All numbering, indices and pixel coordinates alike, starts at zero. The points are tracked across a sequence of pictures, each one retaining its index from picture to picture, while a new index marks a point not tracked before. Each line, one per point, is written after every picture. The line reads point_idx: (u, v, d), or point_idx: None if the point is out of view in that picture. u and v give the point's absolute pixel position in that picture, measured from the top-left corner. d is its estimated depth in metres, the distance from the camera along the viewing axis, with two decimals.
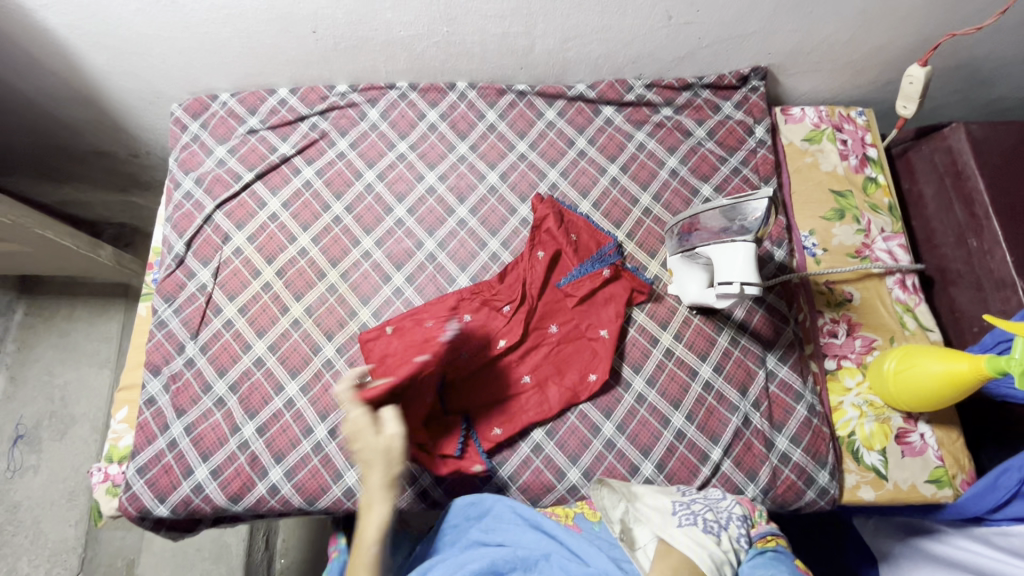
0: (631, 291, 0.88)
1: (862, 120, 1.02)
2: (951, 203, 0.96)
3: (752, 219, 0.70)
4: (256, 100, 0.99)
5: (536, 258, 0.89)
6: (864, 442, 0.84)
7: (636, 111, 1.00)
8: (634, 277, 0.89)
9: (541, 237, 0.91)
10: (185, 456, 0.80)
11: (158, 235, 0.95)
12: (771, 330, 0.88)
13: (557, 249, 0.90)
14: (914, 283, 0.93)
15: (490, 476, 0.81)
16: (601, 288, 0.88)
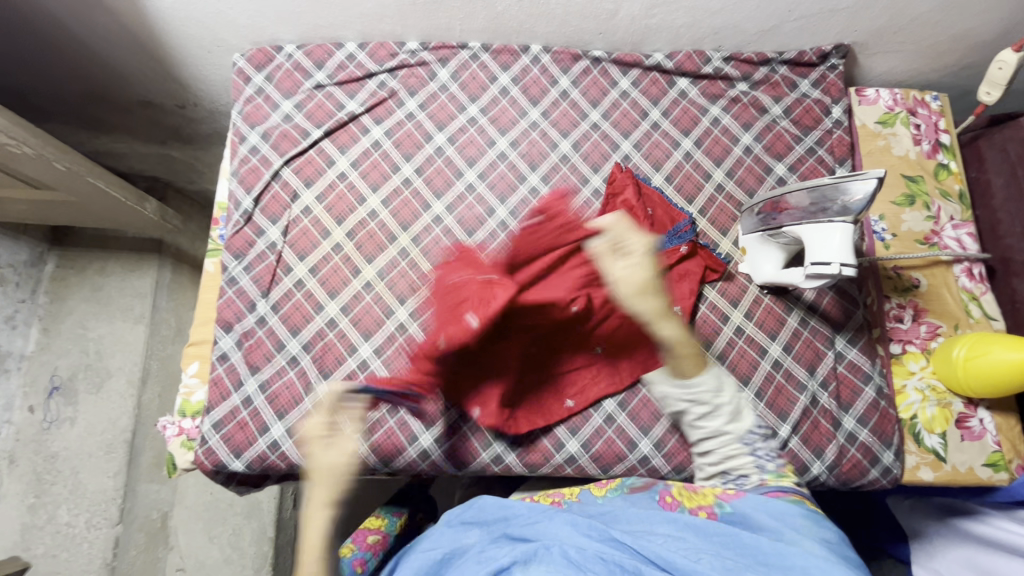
0: (705, 269, 0.89)
1: (937, 104, 1.01)
2: (1021, 193, 0.96)
3: (854, 200, 0.70)
4: (323, 54, 0.95)
5: None
6: (925, 425, 0.86)
7: (712, 84, 0.98)
8: (709, 255, 0.89)
9: (616, 210, 0.90)
10: (260, 415, 0.80)
11: (223, 190, 0.94)
12: (840, 312, 0.88)
13: (632, 223, 0.89)
14: (980, 272, 0.93)
15: (564, 444, 0.82)
16: (676, 265, 0.88)
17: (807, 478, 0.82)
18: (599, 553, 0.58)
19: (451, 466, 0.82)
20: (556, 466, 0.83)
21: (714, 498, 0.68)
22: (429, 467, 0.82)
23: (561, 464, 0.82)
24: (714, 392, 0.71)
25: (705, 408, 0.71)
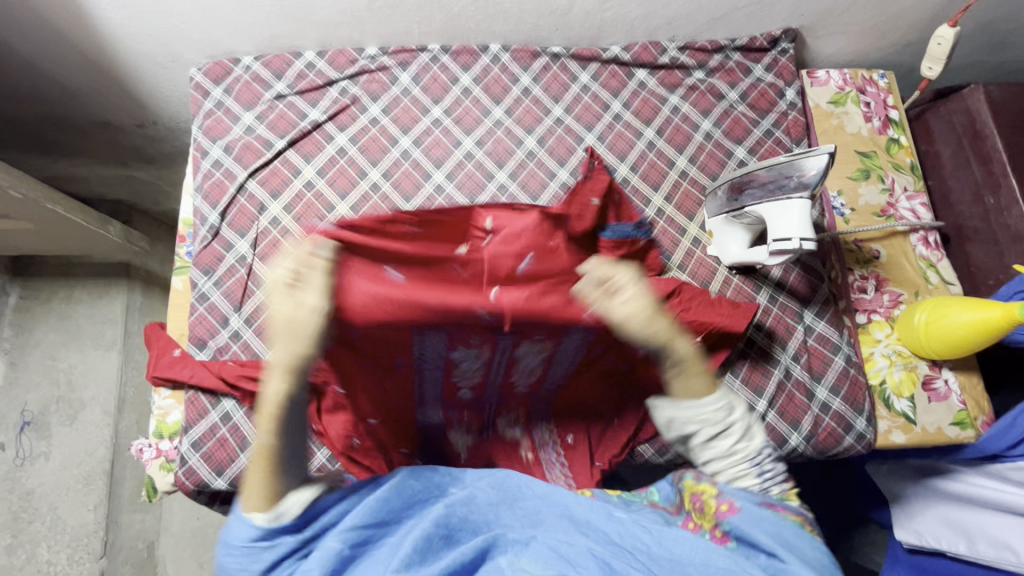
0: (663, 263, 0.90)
1: (884, 82, 1.05)
2: (968, 162, 1.00)
3: (809, 175, 0.72)
4: (282, 63, 0.95)
5: (590, 204, 0.86)
6: (894, 389, 0.89)
7: (670, 73, 1.00)
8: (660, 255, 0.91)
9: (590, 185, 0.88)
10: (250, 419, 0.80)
11: (188, 207, 0.92)
12: (807, 287, 0.91)
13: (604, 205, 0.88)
14: (936, 240, 0.97)
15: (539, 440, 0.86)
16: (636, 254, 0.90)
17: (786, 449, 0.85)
18: (545, 540, 0.58)
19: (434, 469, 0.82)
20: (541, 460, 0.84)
21: (710, 525, 0.61)
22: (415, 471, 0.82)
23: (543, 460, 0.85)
24: (725, 410, 0.63)
25: (716, 428, 0.63)
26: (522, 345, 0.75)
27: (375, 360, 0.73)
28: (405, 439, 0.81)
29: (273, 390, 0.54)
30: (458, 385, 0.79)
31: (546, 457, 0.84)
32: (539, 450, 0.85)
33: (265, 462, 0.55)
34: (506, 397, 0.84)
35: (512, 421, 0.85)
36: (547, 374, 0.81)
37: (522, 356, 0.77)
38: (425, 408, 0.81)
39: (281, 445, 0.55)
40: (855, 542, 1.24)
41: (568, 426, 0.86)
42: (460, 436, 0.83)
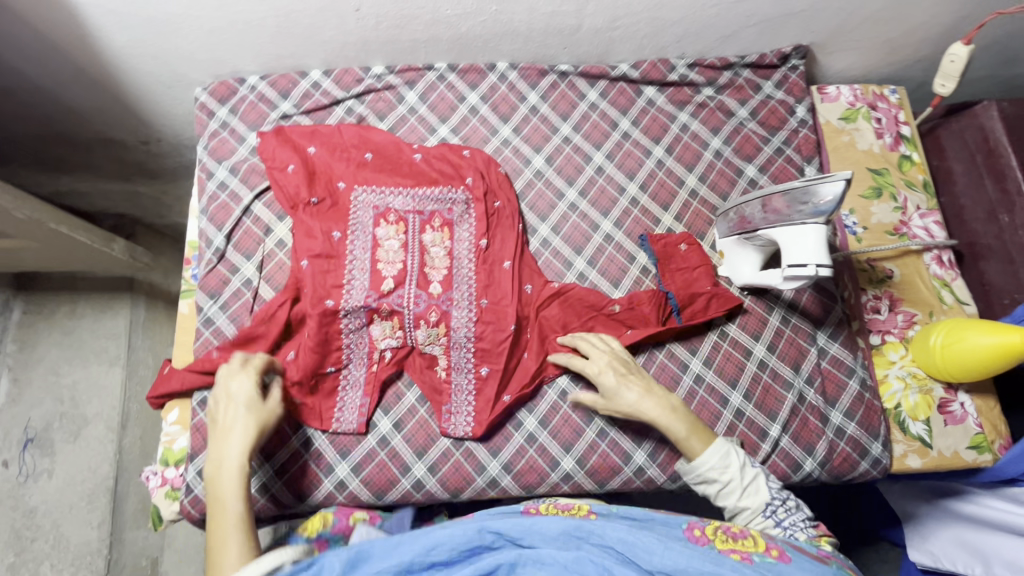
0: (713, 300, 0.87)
1: (896, 98, 1.04)
2: (981, 179, 0.99)
3: (825, 201, 0.70)
4: (288, 83, 0.95)
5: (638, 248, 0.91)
6: (909, 413, 0.88)
7: (678, 91, 0.99)
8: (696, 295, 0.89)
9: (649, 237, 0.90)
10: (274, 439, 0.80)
11: (193, 228, 0.92)
12: (819, 308, 0.90)
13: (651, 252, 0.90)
14: (950, 258, 0.96)
15: (559, 462, 0.81)
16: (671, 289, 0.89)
17: (801, 475, 0.83)
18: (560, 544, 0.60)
19: (444, 494, 0.80)
20: (552, 485, 0.81)
21: (758, 550, 0.61)
22: (424, 498, 0.80)
23: (557, 483, 0.81)
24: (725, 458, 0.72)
25: (716, 483, 0.72)
26: (429, 249, 0.85)
27: (325, 253, 0.82)
28: (326, 357, 0.80)
29: (233, 441, 0.69)
30: (381, 273, 0.82)
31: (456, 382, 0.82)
32: (454, 363, 0.83)
33: (237, 527, 0.63)
34: (423, 307, 0.82)
35: (429, 337, 0.82)
36: (456, 276, 0.85)
37: (431, 246, 0.85)
38: (349, 312, 0.80)
39: (227, 477, 0.66)
40: (867, 559, 1.22)
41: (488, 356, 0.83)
42: (385, 339, 0.82)
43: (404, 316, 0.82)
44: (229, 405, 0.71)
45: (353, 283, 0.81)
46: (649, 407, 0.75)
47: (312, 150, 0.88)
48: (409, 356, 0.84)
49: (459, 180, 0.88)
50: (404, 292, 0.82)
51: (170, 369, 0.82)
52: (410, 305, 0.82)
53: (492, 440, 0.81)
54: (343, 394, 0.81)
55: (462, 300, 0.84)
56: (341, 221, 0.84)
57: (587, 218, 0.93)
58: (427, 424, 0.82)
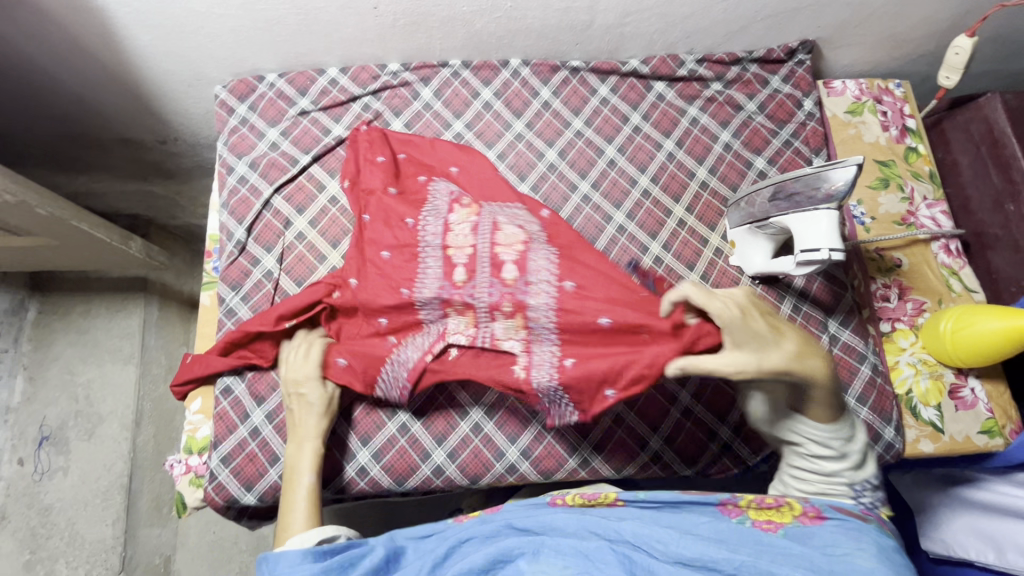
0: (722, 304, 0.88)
1: (900, 91, 1.06)
2: (987, 170, 1.01)
3: (837, 186, 0.71)
4: (305, 80, 0.97)
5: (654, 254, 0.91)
6: (920, 398, 0.89)
7: (688, 85, 1.01)
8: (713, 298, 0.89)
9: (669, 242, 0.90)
10: None
11: (214, 222, 0.93)
12: (830, 296, 0.91)
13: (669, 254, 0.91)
14: (957, 247, 0.97)
15: (576, 449, 0.82)
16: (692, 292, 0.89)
17: None
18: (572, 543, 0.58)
19: (464, 480, 0.81)
20: (571, 471, 0.82)
21: (793, 516, 0.58)
22: (444, 484, 0.81)
23: (575, 468, 0.82)
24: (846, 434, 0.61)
25: (821, 447, 0.61)
26: (501, 229, 0.73)
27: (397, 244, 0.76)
28: (375, 344, 0.76)
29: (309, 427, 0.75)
30: (453, 257, 0.73)
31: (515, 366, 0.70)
32: (533, 356, 0.69)
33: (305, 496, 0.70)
34: (497, 296, 0.70)
35: (508, 330, 0.71)
36: (530, 275, 0.69)
37: (503, 231, 0.72)
38: (423, 304, 0.73)
39: (303, 453, 0.73)
40: None
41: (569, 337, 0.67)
42: (455, 333, 0.73)
43: (477, 308, 0.71)
44: (305, 397, 0.76)
45: (427, 274, 0.73)
46: (810, 357, 0.57)
47: (383, 160, 0.86)
48: (478, 356, 0.73)
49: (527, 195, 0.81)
50: (475, 285, 0.71)
51: (193, 358, 0.83)
52: (479, 295, 0.70)
53: (510, 426, 0.82)
54: (388, 369, 0.75)
55: (540, 288, 0.68)
56: (416, 209, 0.79)
57: (600, 210, 0.95)
58: (446, 411, 0.82)
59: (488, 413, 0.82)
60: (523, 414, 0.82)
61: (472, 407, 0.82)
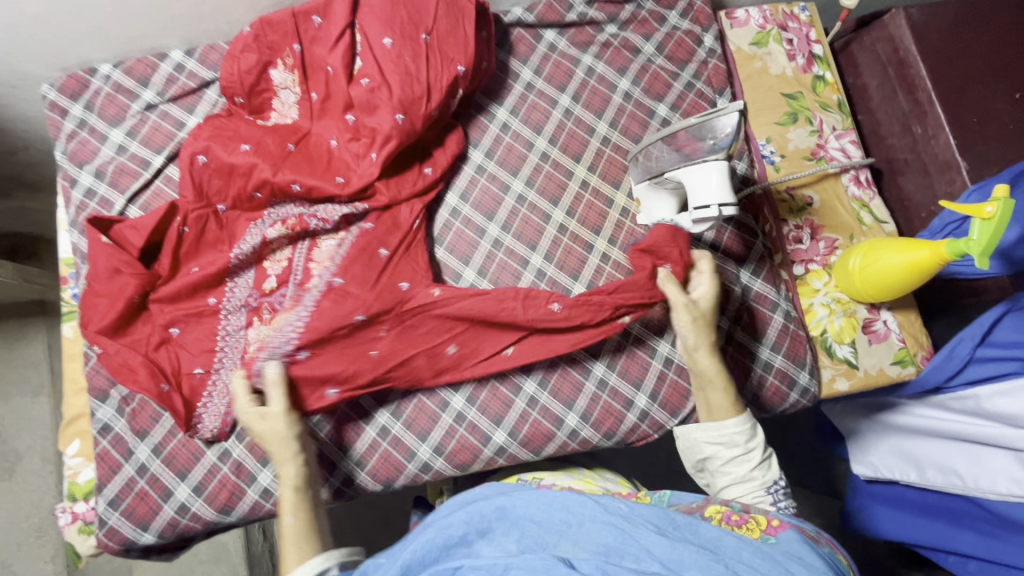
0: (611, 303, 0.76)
1: (806, 15, 1.00)
2: (895, 92, 0.97)
3: (722, 135, 0.67)
4: (146, 68, 0.84)
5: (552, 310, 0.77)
6: (835, 337, 0.89)
7: (580, 32, 0.93)
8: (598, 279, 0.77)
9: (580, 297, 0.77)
10: (191, 453, 0.75)
11: (66, 244, 0.83)
12: (741, 245, 0.88)
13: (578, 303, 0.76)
14: (867, 177, 0.95)
15: (491, 436, 0.79)
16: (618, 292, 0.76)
17: None
18: (527, 517, 0.54)
19: (377, 485, 0.78)
20: (488, 459, 0.79)
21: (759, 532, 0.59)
22: (356, 492, 0.78)
23: (492, 457, 0.79)
24: (745, 435, 0.71)
25: (733, 449, 0.71)
26: (318, 246, 0.81)
27: (303, 172, 0.79)
28: (198, 357, 0.76)
29: (289, 475, 0.69)
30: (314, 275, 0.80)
31: (307, 209, 0.81)
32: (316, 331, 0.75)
33: (297, 541, 0.64)
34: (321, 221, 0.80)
35: (323, 257, 0.81)
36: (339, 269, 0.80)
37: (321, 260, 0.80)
38: (267, 217, 0.81)
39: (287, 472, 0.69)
40: (818, 477, 1.24)
41: (339, 167, 0.80)
42: (279, 249, 0.80)
43: (284, 317, 0.79)
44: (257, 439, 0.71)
45: (244, 246, 0.79)
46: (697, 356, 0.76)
47: (298, 188, 0.78)
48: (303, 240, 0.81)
49: (391, 114, 0.77)
50: (287, 293, 0.79)
51: (88, 308, 0.74)
52: (339, 209, 0.80)
53: (418, 423, 0.79)
54: (258, 222, 0.80)
55: (357, 248, 0.80)
56: (307, 170, 0.79)
57: (496, 180, 0.88)
58: (349, 419, 0.78)
59: (394, 415, 0.79)
60: (433, 408, 0.79)
61: (377, 411, 0.79)
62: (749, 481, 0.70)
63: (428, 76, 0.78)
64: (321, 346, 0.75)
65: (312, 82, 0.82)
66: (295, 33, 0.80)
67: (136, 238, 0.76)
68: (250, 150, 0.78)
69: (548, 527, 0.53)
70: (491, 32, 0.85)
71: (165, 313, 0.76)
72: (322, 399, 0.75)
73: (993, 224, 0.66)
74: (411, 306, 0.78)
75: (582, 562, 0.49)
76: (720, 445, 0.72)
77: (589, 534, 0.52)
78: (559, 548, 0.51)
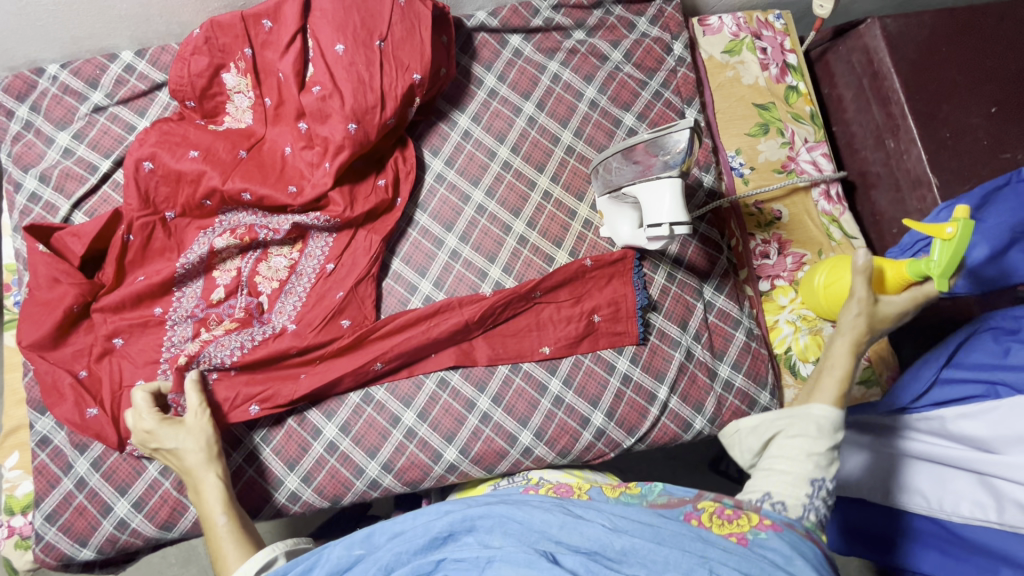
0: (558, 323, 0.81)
1: (781, 24, 0.98)
2: (869, 104, 0.95)
3: (676, 152, 0.65)
4: (95, 70, 0.82)
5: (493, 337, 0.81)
6: (799, 355, 0.86)
7: (546, 38, 0.91)
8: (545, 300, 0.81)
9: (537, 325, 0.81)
10: (131, 468, 0.73)
11: (11, 249, 0.81)
12: (705, 260, 0.86)
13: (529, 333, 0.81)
14: (838, 192, 0.93)
15: (442, 454, 0.77)
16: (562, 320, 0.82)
17: (691, 433, 0.82)
18: (510, 514, 0.51)
19: (324, 502, 0.76)
20: (438, 477, 0.78)
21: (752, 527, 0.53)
22: (303, 508, 0.76)
23: (443, 474, 0.78)
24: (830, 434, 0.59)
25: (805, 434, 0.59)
26: (268, 258, 0.80)
27: (253, 180, 0.76)
28: (141, 369, 0.74)
29: (209, 479, 0.67)
30: (266, 287, 0.79)
31: (258, 219, 0.79)
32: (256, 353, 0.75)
33: (232, 539, 0.63)
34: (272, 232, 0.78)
35: (274, 267, 0.80)
36: (287, 290, 0.79)
37: (274, 271, 0.79)
38: (219, 224, 0.79)
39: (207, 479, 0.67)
40: None
41: (293, 176, 0.78)
42: (229, 257, 0.79)
43: (231, 328, 0.77)
44: (164, 448, 0.68)
45: (191, 254, 0.76)
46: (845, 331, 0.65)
47: (247, 197, 0.76)
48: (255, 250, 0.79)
49: (344, 122, 0.75)
50: (235, 304, 0.78)
51: (26, 317, 0.72)
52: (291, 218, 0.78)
53: (368, 438, 0.77)
54: (209, 230, 0.78)
55: (307, 269, 0.79)
56: (258, 177, 0.77)
57: (456, 190, 0.86)
58: (296, 433, 0.77)
59: (343, 430, 0.77)
60: (383, 423, 0.78)
61: (325, 425, 0.77)
62: (795, 463, 0.59)
63: (383, 84, 0.76)
64: (253, 370, 0.76)
65: (266, 88, 0.80)
66: (246, 36, 0.78)
67: (78, 246, 0.74)
68: (198, 157, 0.76)
69: (530, 527, 0.50)
70: (451, 36, 0.83)
71: (109, 322, 0.74)
72: (246, 417, 0.74)
73: (953, 245, 0.64)
74: (348, 347, 0.77)
75: (565, 557, 0.47)
76: (790, 419, 0.61)
77: (573, 534, 0.50)
78: (540, 542, 0.48)
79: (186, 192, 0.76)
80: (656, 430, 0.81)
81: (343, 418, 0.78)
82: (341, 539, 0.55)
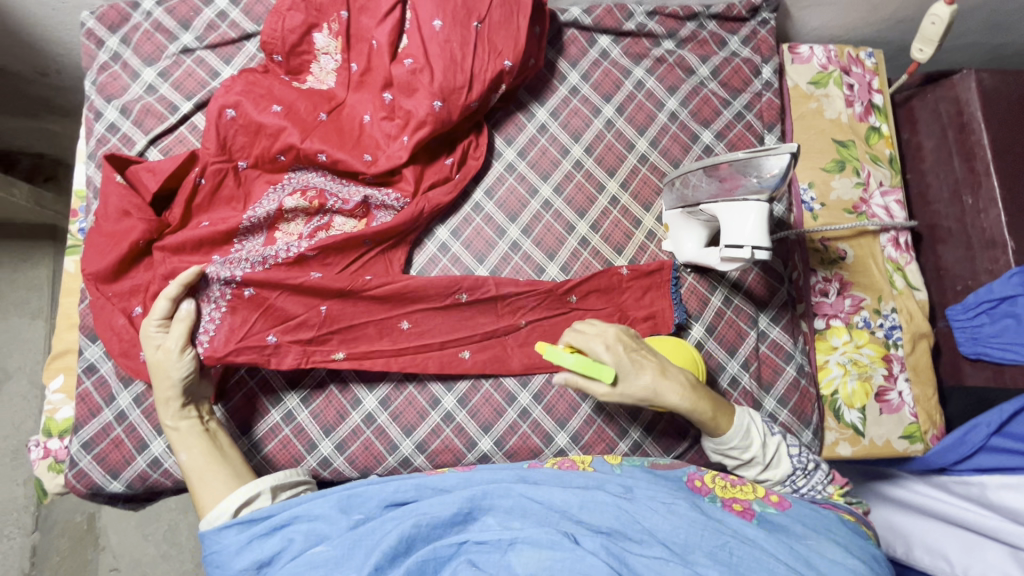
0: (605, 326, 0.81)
1: (871, 62, 0.96)
2: (949, 156, 0.93)
3: (768, 176, 0.64)
4: (189, 11, 0.82)
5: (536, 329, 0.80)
6: (845, 400, 0.85)
7: (636, 42, 0.90)
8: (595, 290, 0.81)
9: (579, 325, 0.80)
10: None
11: (82, 175, 0.82)
12: (765, 289, 0.85)
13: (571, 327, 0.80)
14: (906, 241, 0.91)
15: (476, 442, 0.77)
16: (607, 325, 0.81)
17: None
18: (530, 495, 0.60)
19: (354, 472, 0.76)
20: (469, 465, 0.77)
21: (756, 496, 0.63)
22: (332, 476, 0.76)
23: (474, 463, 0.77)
24: (745, 438, 0.68)
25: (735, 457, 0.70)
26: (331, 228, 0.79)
27: (332, 143, 0.76)
28: None
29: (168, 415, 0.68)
30: None
31: (329, 184, 0.79)
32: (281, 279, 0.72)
33: (194, 474, 0.65)
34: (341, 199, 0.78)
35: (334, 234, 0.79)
36: None
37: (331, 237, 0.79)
38: (288, 181, 0.78)
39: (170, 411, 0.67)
40: None
41: (369, 145, 0.78)
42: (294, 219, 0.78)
43: None
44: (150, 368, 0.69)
45: (258, 207, 0.77)
46: (665, 389, 0.66)
47: (324, 159, 0.76)
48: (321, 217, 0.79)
49: (431, 97, 0.74)
50: None
51: (89, 245, 0.72)
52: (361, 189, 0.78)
53: (404, 415, 0.77)
54: (277, 188, 0.78)
55: None
56: (337, 140, 0.77)
57: (525, 181, 0.85)
58: (336, 399, 0.77)
59: (382, 404, 0.77)
60: (422, 403, 0.77)
61: (365, 397, 0.77)
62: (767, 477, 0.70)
63: (473, 65, 0.76)
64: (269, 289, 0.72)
65: (354, 53, 0.80)
66: None
67: (152, 183, 0.74)
68: (280, 112, 0.75)
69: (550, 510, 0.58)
70: (544, 27, 0.82)
71: (168, 262, 0.73)
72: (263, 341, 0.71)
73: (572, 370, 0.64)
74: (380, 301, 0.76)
75: (585, 538, 0.55)
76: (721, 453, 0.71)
77: (592, 515, 0.58)
78: (562, 525, 0.57)
79: (261, 145, 0.76)
80: (692, 451, 0.80)
81: (384, 394, 0.77)
82: (339, 493, 0.61)
